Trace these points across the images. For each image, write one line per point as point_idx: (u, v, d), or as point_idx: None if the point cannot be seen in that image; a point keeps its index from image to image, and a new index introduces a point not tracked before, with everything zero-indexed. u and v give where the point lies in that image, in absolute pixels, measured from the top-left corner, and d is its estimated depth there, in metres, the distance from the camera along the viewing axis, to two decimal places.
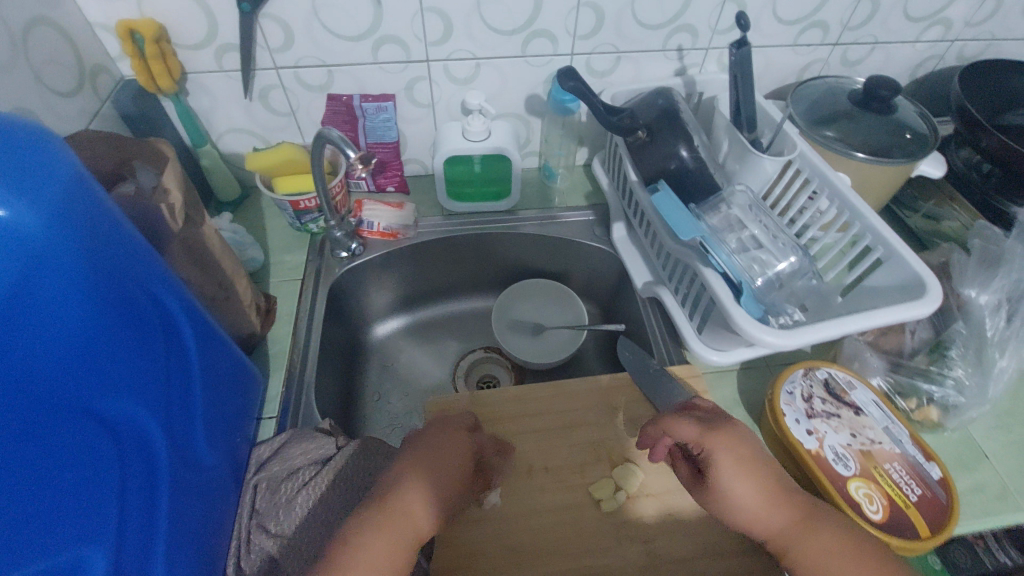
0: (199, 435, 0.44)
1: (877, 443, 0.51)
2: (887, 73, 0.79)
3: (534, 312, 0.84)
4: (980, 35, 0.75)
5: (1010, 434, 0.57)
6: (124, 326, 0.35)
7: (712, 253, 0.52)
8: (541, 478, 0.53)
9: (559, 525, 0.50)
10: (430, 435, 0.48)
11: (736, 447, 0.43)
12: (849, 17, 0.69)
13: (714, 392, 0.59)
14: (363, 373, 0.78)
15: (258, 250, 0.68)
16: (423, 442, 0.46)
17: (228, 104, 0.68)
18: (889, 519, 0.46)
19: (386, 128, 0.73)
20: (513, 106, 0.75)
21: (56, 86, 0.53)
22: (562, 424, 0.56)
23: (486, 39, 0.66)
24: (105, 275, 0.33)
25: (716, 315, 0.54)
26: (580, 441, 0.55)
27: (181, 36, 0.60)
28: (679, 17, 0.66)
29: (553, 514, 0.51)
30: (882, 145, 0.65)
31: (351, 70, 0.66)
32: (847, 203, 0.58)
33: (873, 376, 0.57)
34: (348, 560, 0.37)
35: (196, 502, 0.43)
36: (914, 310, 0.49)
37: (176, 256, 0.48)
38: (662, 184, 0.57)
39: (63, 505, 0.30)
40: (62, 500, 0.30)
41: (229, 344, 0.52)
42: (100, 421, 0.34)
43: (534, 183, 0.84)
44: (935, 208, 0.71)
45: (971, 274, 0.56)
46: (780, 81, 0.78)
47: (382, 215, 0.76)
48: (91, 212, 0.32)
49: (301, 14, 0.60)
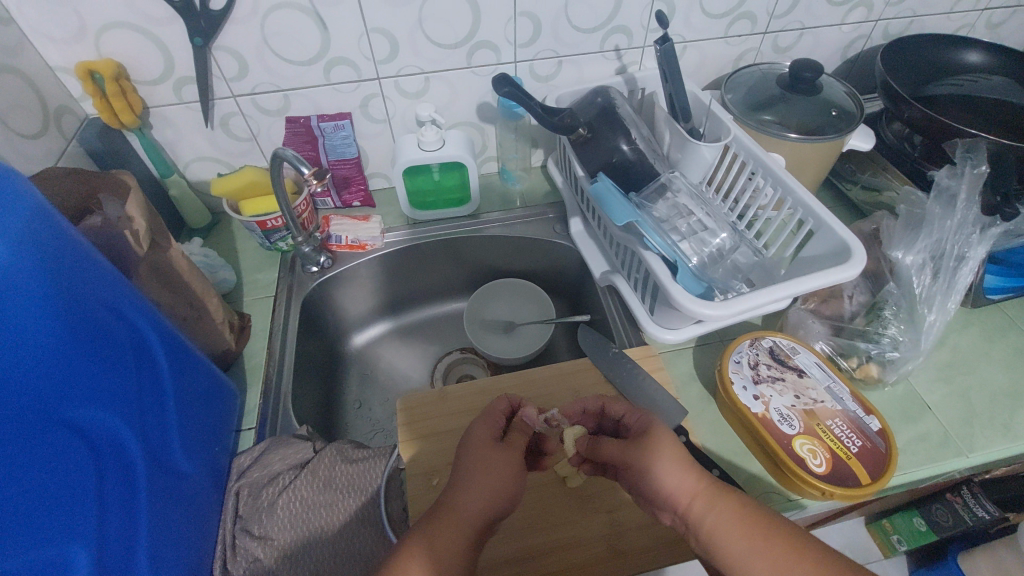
0: (176, 444, 0.47)
1: (819, 402, 0.54)
2: (819, 56, 0.84)
3: (505, 311, 0.87)
4: (901, 13, 0.79)
5: (951, 385, 0.60)
6: (92, 344, 0.38)
7: (648, 237, 0.56)
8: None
9: (536, 500, 0.53)
10: (482, 454, 0.47)
11: (656, 431, 0.46)
12: (773, 6, 0.74)
13: (672, 369, 0.63)
14: (343, 383, 0.81)
15: (230, 271, 0.71)
16: (475, 462, 0.46)
17: (191, 134, 0.71)
18: (831, 470, 0.49)
19: (345, 145, 0.75)
20: (466, 114, 0.78)
21: (21, 128, 0.56)
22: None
23: (431, 53, 0.69)
24: (67, 295, 0.36)
25: (660, 295, 0.57)
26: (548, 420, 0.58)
27: (140, 72, 0.63)
28: (613, 19, 0.70)
29: (533, 491, 0.54)
30: (815, 124, 0.68)
31: (306, 93, 0.70)
32: (780, 180, 0.62)
33: (816, 341, 0.60)
34: None
35: (176, 511, 0.45)
36: (842, 273, 0.53)
37: (144, 279, 0.51)
38: (602, 176, 0.61)
39: (47, 511, 0.33)
40: (44, 505, 0.33)
41: (204, 362, 0.54)
42: (78, 431, 0.36)
43: (495, 187, 0.88)
44: (872, 178, 0.74)
45: (898, 237, 0.60)
46: (717, 71, 0.82)
47: (348, 229, 0.79)
48: (55, 237, 0.35)
49: (253, 44, 0.63)
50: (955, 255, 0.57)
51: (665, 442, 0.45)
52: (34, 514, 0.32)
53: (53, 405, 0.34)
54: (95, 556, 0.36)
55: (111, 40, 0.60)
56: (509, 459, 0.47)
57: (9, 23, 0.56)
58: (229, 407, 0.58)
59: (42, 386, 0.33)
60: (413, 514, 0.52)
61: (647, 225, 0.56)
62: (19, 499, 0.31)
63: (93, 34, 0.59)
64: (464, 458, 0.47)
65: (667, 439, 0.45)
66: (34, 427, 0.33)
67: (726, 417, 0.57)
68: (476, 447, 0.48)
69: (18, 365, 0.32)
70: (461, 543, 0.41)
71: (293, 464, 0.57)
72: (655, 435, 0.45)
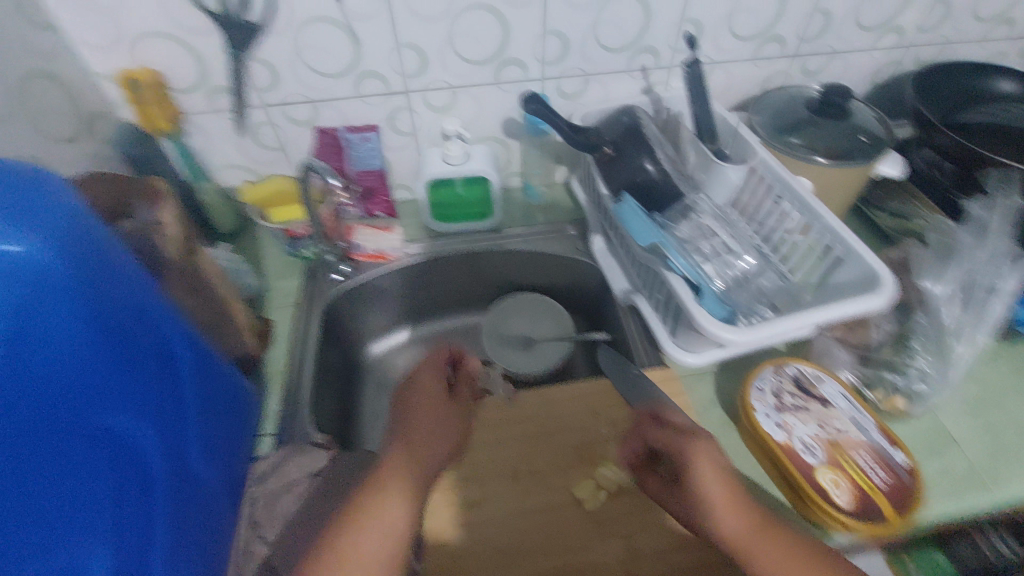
0: (195, 451, 0.47)
1: (844, 433, 0.52)
2: (848, 81, 0.83)
3: (524, 326, 0.85)
4: (934, 39, 0.78)
5: (982, 422, 0.58)
6: (119, 350, 0.38)
7: (672, 259, 0.56)
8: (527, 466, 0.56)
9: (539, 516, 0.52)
10: (424, 403, 0.54)
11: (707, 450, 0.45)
12: (803, 30, 0.73)
13: (692, 393, 0.62)
14: (359, 392, 0.81)
15: (253, 277, 0.72)
16: (416, 412, 0.53)
17: (222, 142, 0.73)
18: (855, 504, 0.48)
19: (371, 157, 0.76)
20: (491, 129, 0.79)
21: (58, 132, 0.58)
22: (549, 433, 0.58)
23: (459, 68, 0.70)
24: (97, 300, 0.37)
25: (682, 318, 0.57)
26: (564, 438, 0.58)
27: (176, 80, 0.65)
28: (641, 39, 0.71)
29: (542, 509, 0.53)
30: (844, 149, 0.67)
31: (336, 105, 0.71)
32: (807, 206, 0.61)
33: (841, 370, 0.59)
34: (357, 524, 0.42)
35: (194, 519, 0.46)
36: (869, 302, 0.52)
37: (173, 282, 0.52)
38: (626, 196, 0.61)
39: (64, 518, 0.33)
40: (61, 510, 0.33)
41: (228, 373, 0.56)
42: (104, 434, 0.37)
43: (516, 201, 0.88)
44: (901, 207, 0.73)
45: (928, 266, 0.59)
46: (744, 94, 0.82)
47: (371, 239, 0.80)
48: (90, 244, 0.37)
49: (286, 56, 0.64)
50: (987, 286, 0.57)
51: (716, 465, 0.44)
52: (48, 521, 0.32)
53: (78, 412, 0.35)
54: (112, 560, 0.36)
55: (151, 48, 0.62)
56: (449, 407, 0.54)
57: (54, 30, 0.58)
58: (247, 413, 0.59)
59: (66, 390, 0.34)
60: (427, 529, 0.52)
61: (670, 246, 0.55)
62: (38, 506, 0.32)
63: (133, 42, 0.61)
64: (407, 405, 0.53)
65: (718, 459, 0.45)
66: (53, 433, 0.33)
67: (747, 443, 0.56)
68: (421, 395, 0.55)
69: (45, 368, 0.33)
70: (415, 472, 0.47)
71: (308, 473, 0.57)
72: (689, 464, 0.44)
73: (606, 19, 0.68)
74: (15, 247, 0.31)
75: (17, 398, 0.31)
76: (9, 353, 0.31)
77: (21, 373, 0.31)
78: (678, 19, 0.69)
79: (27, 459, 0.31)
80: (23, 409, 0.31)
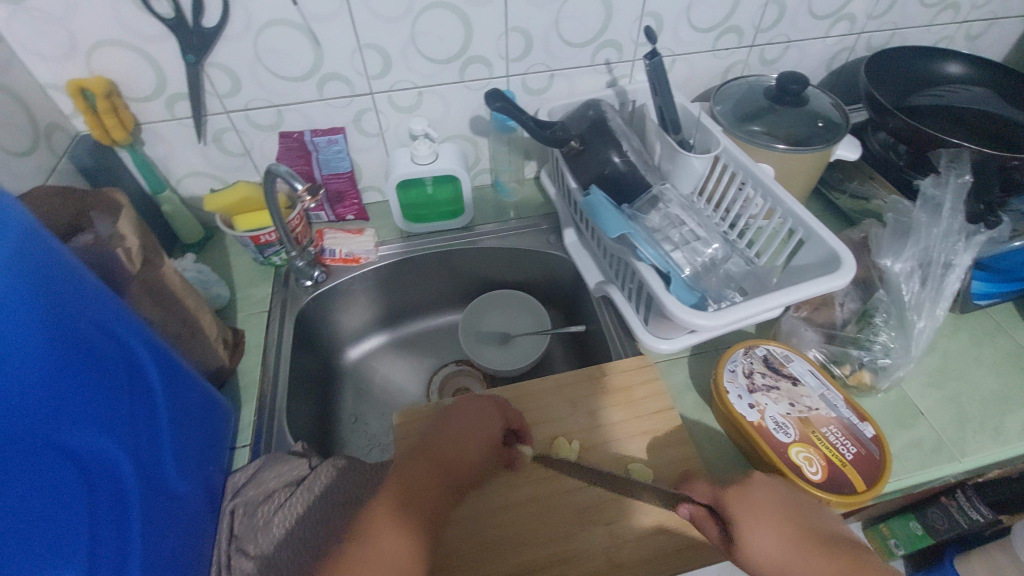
0: (170, 463, 0.45)
1: (814, 409, 0.54)
2: (805, 69, 0.85)
3: (501, 323, 0.87)
4: (883, 26, 0.81)
5: (941, 390, 0.61)
6: (76, 364, 0.37)
7: (641, 248, 0.56)
8: (455, 423, 0.52)
9: (456, 477, 0.49)
10: None
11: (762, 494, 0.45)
12: (759, 20, 0.75)
13: (667, 379, 0.64)
14: (339, 398, 0.80)
15: (223, 287, 0.71)
16: None
17: (184, 151, 0.71)
18: (828, 477, 0.49)
19: (339, 159, 0.75)
20: (458, 128, 0.79)
21: (10, 146, 0.55)
22: (466, 399, 0.55)
23: (424, 68, 0.70)
24: (60, 317, 0.36)
25: (655, 306, 0.58)
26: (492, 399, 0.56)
27: (131, 89, 0.63)
28: (602, 33, 0.72)
29: (459, 464, 0.49)
30: (804, 135, 0.69)
31: (299, 108, 0.70)
32: (771, 192, 0.62)
33: (809, 349, 0.61)
34: None
35: (169, 533, 0.44)
36: (834, 281, 0.53)
37: (137, 297, 0.50)
38: (594, 189, 0.62)
39: (32, 525, 0.32)
40: (32, 521, 0.32)
41: (198, 380, 0.53)
42: (68, 453, 0.35)
43: (487, 200, 0.89)
44: (860, 187, 0.75)
45: (887, 245, 0.61)
46: (705, 84, 0.83)
47: (342, 242, 0.79)
48: (41, 262, 0.35)
49: (245, 60, 0.63)
50: (943, 262, 0.58)
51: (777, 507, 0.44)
52: (18, 532, 0.31)
53: (19, 429, 0.32)
54: (87, 556, 0.35)
55: (104, 57, 0.60)
56: None
57: None
58: (206, 445, 0.52)
59: (56, 410, 0.34)
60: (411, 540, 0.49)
61: (638, 236, 0.56)
62: (10, 511, 0.30)
63: (85, 51, 0.59)
64: None
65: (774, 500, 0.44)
66: (15, 443, 0.31)
67: (723, 426, 0.58)
68: None
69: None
70: None
71: (289, 482, 0.56)
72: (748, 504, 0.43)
73: (568, 14, 0.68)
74: None
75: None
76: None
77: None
78: (640, 12, 0.70)
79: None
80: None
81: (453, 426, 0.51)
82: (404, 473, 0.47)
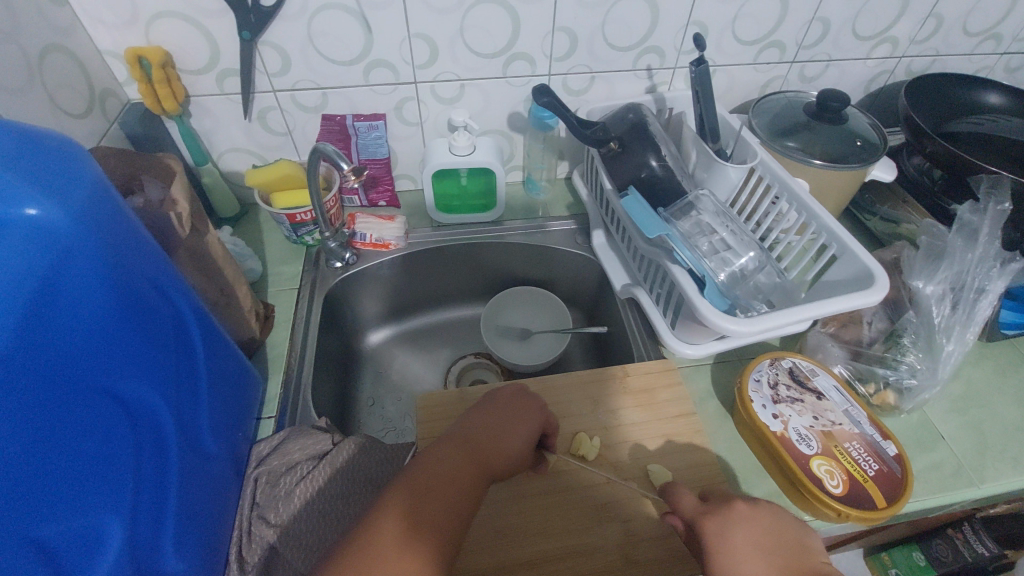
0: (205, 425, 0.46)
1: (837, 424, 0.54)
2: (842, 88, 0.86)
3: (522, 319, 0.88)
4: (925, 51, 0.81)
5: (964, 416, 0.61)
6: (132, 320, 0.38)
7: (677, 251, 0.57)
8: (500, 414, 0.51)
9: (492, 468, 0.48)
10: None
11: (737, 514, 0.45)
12: (803, 36, 0.76)
13: (689, 384, 0.64)
14: (358, 379, 0.81)
15: (257, 261, 0.72)
16: None
17: (228, 126, 0.73)
18: (849, 492, 0.49)
19: (378, 145, 0.77)
20: (495, 122, 0.80)
21: (69, 108, 0.57)
22: (515, 393, 0.54)
23: (469, 62, 0.71)
24: (124, 273, 0.37)
25: (684, 310, 0.58)
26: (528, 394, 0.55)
27: (185, 61, 0.65)
28: (647, 39, 0.72)
29: (497, 457, 0.48)
30: (839, 153, 0.70)
31: (344, 92, 0.71)
32: (806, 207, 0.63)
33: (835, 364, 0.61)
34: None
35: (201, 491, 0.45)
36: (866, 298, 0.53)
37: (182, 262, 0.51)
38: (632, 191, 0.62)
39: (83, 468, 0.33)
40: (78, 467, 0.33)
41: (233, 347, 0.54)
42: (120, 402, 0.36)
43: (517, 197, 0.90)
44: (891, 211, 0.75)
45: (919, 267, 0.62)
46: (743, 97, 0.84)
47: (373, 227, 0.80)
48: (113, 217, 0.36)
49: (298, 41, 0.65)
50: (976, 287, 0.58)
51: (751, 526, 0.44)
52: (68, 475, 0.32)
53: (74, 376, 0.33)
54: (130, 506, 0.36)
55: (163, 28, 0.61)
56: None
57: (65, 5, 0.57)
58: (236, 412, 0.53)
59: (111, 361, 0.36)
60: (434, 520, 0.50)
61: (676, 238, 0.57)
62: (62, 455, 0.32)
63: (145, 21, 0.61)
64: None
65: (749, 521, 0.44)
66: (68, 390, 0.32)
67: (743, 434, 0.59)
68: None
69: (49, 333, 0.31)
70: None
71: (311, 456, 0.57)
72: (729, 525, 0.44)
73: (615, 18, 0.69)
74: (35, 212, 0.30)
75: (27, 356, 0.30)
76: (26, 337, 0.30)
77: (34, 340, 0.30)
78: (685, 20, 0.71)
79: (57, 417, 0.32)
80: (17, 376, 0.29)
81: (497, 418, 0.51)
82: (430, 462, 0.45)
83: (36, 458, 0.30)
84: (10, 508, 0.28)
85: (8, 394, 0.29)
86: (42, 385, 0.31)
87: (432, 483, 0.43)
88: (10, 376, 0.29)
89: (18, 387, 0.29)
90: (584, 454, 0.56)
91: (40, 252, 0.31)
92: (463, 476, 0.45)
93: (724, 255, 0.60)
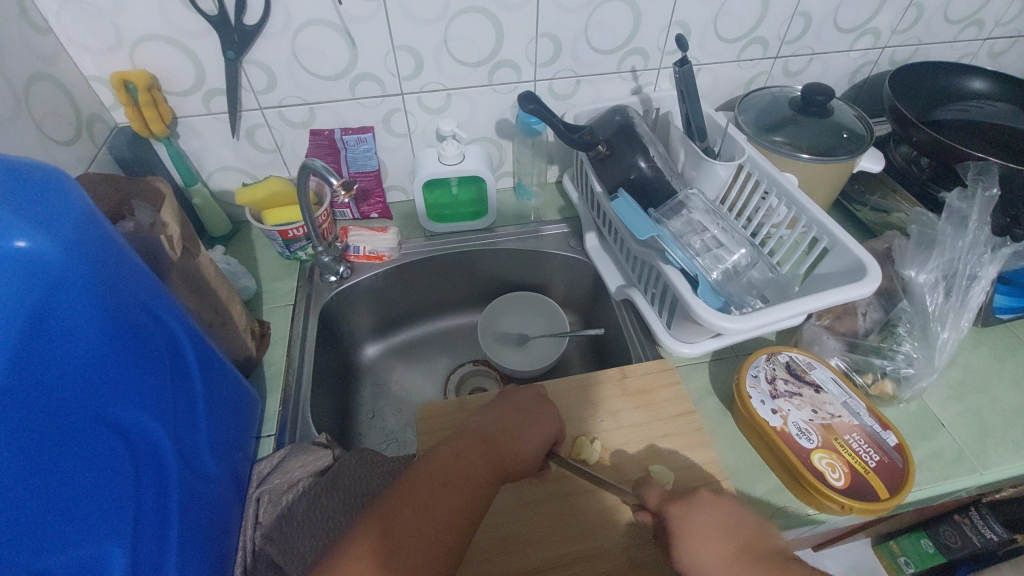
0: (204, 446, 0.46)
1: (836, 417, 0.55)
2: (827, 81, 0.86)
3: (518, 325, 0.88)
4: (907, 41, 0.82)
5: (963, 403, 0.61)
6: (128, 346, 0.38)
7: (670, 251, 0.58)
8: (509, 418, 0.52)
9: (502, 469, 0.48)
10: None
11: (700, 496, 0.46)
12: (785, 31, 0.76)
13: (688, 382, 0.64)
14: (358, 393, 0.81)
15: (251, 279, 0.72)
16: None
17: (217, 145, 0.73)
18: (850, 484, 0.49)
19: (367, 158, 0.76)
20: (484, 130, 0.80)
21: (56, 135, 0.57)
22: (529, 397, 0.56)
23: (454, 71, 0.71)
24: (117, 301, 0.37)
25: (679, 309, 0.59)
26: (536, 393, 0.57)
27: (171, 83, 0.65)
28: (630, 41, 0.73)
29: (508, 461, 0.49)
30: (826, 146, 0.70)
31: (331, 107, 0.72)
32: (796, 201, 0.63)
33: (831, 357, 0.61)
34: None
35: (203, 514, 0.45)
36: (860, 289, 0.54)
37: (175, 285, 0.51)
38: (622, 192, 0.62)
39: (84, 498, 0.33)
40: (81, 497, 0.33)
41: (229, 369, 0.54)
42: (119, 430, 0.36)
43: (509, 202, 0.90)
44: (881, 200, 0.75)
45: (911, 256, 0.62)
46: (728, 94, 0.84)
47: (366, 240, 0.80)
48: (103, 244, 0.36)
49: (282, 58, 0.65)
50: (968, 274, 0.59)
51: (708, 511, 0.44)
52: (64, 506, 0.32)
53: (71, 406, 0.33)
54: (133, 532, 0.36)
55: (147, 51, 0.62)
56: None
57: (48, 33, 0.57)
58: (235, 432, 0.53)
59: (107, 390, 0.36)
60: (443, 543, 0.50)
61: (668, 239, 0.58)
62: (62, 486, 0.32)
63: (129, 45, 0.61)
64: None
65: (713, 504, 0.45)
66: (67, 420, 0.33)
67: (743, 430, 0.59)
68: None
69: (44, 364, 0.31)
70: None
71: (313, 472, 0.57)
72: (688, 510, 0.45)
73: (597, 21, 0.69)
74: (26, 244, 0.30)
75: (21, 388, 0.30)
76: (21, 370, 0.30)
77: (31, 372, 0.30)
78: (668, 21, 0.71)
79: (56, 448, 0.31)
80: (17, 409, 0.29)
81: (507, 422, 0.52)
82: (430, 472, 0.45)
83: (34, 490, 0.30)
84: (9, 542, 0.28)
85: (7, 428, 0.29)
86: (41, 419, 0.31)
87: (436, 490, 0.43)
88: (6, 409, 0.29)
89: (16, 420, 0.29)
90: (585, 457, 0.56)
91: (33, 285, 0.31)
92: (470, 482, 0.45)
93: (716, 253, 0.60)
